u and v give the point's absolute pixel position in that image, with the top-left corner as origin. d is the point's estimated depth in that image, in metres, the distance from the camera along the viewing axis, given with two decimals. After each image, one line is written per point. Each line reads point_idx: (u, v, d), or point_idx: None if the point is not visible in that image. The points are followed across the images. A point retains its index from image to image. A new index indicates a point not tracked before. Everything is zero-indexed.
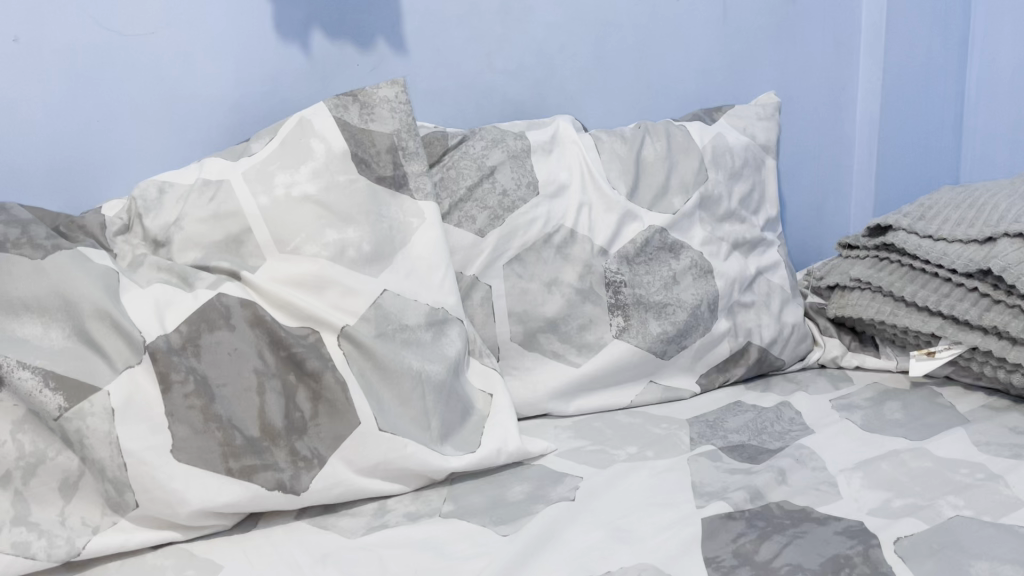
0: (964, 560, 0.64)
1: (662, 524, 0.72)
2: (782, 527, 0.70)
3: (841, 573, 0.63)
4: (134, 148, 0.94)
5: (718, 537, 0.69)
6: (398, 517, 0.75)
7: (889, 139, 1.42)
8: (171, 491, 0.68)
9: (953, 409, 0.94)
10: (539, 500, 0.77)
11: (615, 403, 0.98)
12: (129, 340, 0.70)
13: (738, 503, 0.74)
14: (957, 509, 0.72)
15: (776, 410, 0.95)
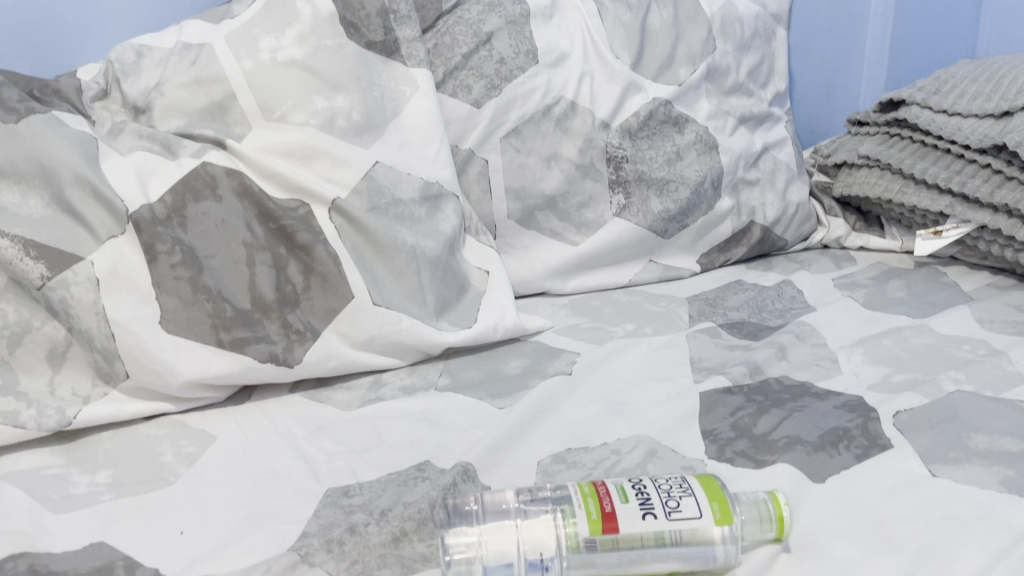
0: (963, 433, 0.64)
1: (660, 398, 0.71)
2: (780, 402, 0.69)
3: (840, 444, 0.63)
4: (107, 10, 0.89)
5: (715, 411, 0.68)
6: (394, 391, 0.75)
7: (905, 11, 1.36)
8: (161, 363, 0.67)
9: (956, 288, 0.92)
10: (537, 374, 0.77)
11: (614, 282, 0.96)
12: (111, 208, 0.67)
13: (736, 379, 0.73)
14: (957, 384, 0.71)
15: (778, 289, 0.94)
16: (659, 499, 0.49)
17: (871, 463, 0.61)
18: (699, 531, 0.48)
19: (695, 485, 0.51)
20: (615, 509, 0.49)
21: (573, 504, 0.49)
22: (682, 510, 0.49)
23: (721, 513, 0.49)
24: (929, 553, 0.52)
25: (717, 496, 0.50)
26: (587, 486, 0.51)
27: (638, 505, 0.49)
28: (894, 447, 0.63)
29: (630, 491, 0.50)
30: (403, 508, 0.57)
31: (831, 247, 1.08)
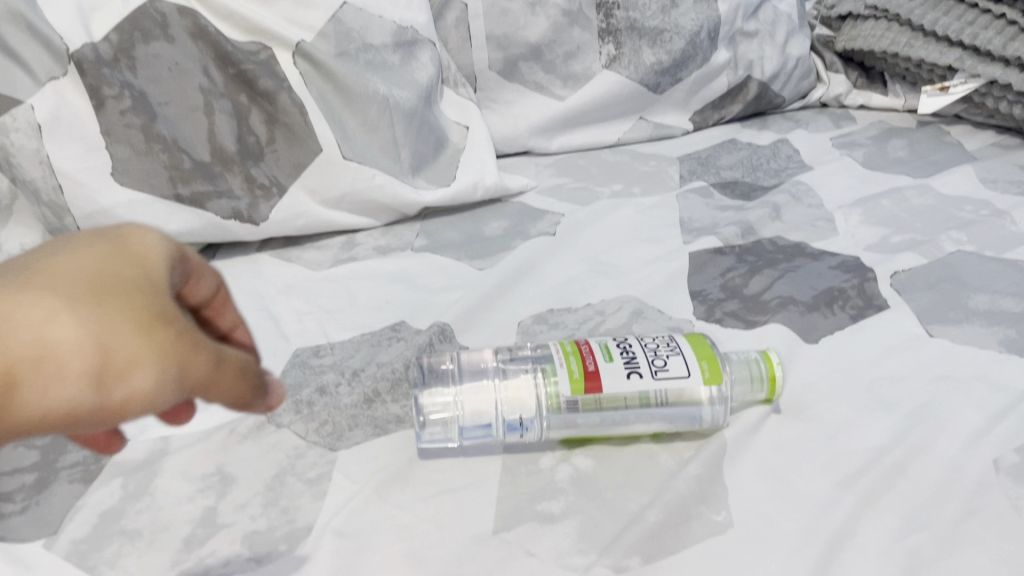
0: (962, 294, 0.61)
1: (647, 259, 0.68)
2: (774, 262, 0.66)
3: (834, 306, 0.60)
4: None
5: (705, 271, 0.65)
6: (367, 251, 0.71)
7: None
8: (115, 218, 0.63)
9: (959, 147, 0.88)
10: (519, 236, 0.72)
11: (602, 140, 0.91)
12: (52, 48, 0.60)
13: (728, 240, 0.69)
14: (958, 245, 0.67)
15: (774, 148, 0.89)
16: (646, 359, 0.46)
17: (866, 324, 0.58)
18: (686, 391, 0.46)
19: (683, 344, 0.48)
20: (598, 368, 0.46)
21: (555, 363, 0.46)
22: (670, 369, 0.46)
23: (710, 373, 0.46)
24: (925, 411, 0.49)
25: (705, 355, 0.47)
26: (570, 345, 0.48)
27: (623, 364, 0.46)
28: (890, 308, 0.60)
29: (615, 351, 0.47)
30: (376, 369, 0.54)
31: (830, 105, 1.03)
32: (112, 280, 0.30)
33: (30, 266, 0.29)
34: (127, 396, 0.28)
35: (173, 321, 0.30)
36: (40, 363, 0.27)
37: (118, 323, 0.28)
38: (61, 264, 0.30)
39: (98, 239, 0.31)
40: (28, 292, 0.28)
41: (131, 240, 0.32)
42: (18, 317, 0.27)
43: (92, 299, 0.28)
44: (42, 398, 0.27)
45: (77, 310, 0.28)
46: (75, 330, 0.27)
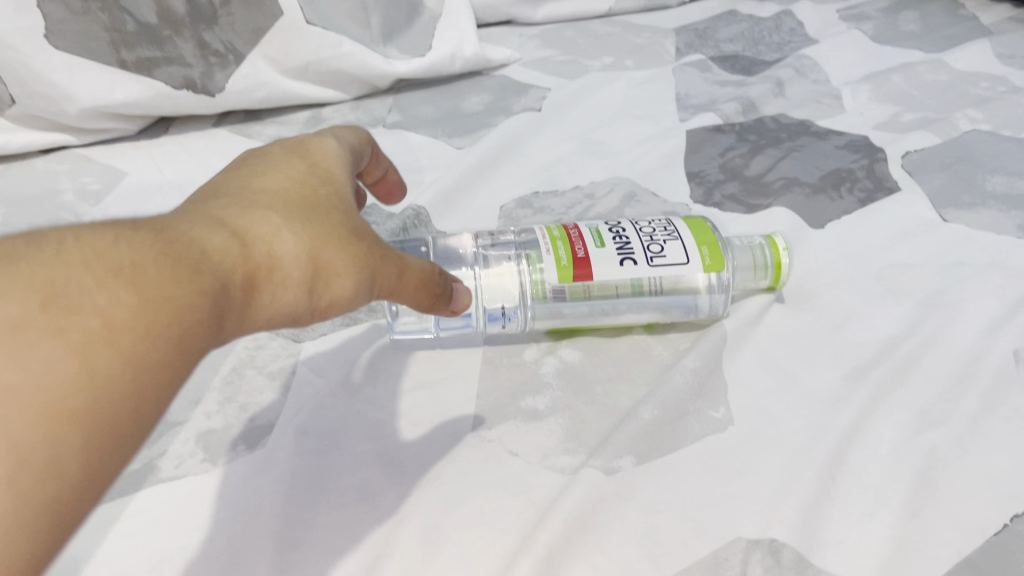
0: (978, 175, 0.56)
1: (639, 138, 0.62)
2: (776, 142, 0.61)
3: (841, 188, 0.55)
4: None
5: (703, 151, 0.60)
6: (335, 127, 0.65)
7: None
8: (53, 86, 0.57)
9: (974, 20, 0.82)
10: (500, 112, 0.66)
11: (592, 9, 0.84)
12: None
13: (728, 117, 0.64)
14: (974, 124, 0.62)
15: (776, 20, 0.82)
16: (640, 243, 0.41)
17: (876, 207, 0.54)
18: (683, 279, 0.41)
19: (682, 226, 0.43)
20: (589, 255, 0.40)
21: (541, 251, 0.41)
22: (667, 256, 0.41)
23: (711, 260, 0.41)
24: (939, 300, 0.45)
25: (708, 240, 0.42)
26: (555, 228, 0.42)
27: (616, 250, 0.41)
28: (902, 190, 0.55)
29: (606, 235, 0.42)
30: None
31: None
32: (316, 201, 0.32)
33: (245, 187, 0.32)
34: (342, 299, 0.31)
35: (370, 236, 0.32)
36: (275, 267, 0.29)
37: (328, 237, 0.31)
38: (268, 186, 0.32)
39: (290, 163, 0.34)
40: (255, 210, 0.30)
41: (317, 163, 0.35)
42: (254, 229, 0.29)
43: (302, 214, 0.31)
44: (279, 299, 0.29)
45: (295, 225, 0.30)
46: (298, 243, 0.30)
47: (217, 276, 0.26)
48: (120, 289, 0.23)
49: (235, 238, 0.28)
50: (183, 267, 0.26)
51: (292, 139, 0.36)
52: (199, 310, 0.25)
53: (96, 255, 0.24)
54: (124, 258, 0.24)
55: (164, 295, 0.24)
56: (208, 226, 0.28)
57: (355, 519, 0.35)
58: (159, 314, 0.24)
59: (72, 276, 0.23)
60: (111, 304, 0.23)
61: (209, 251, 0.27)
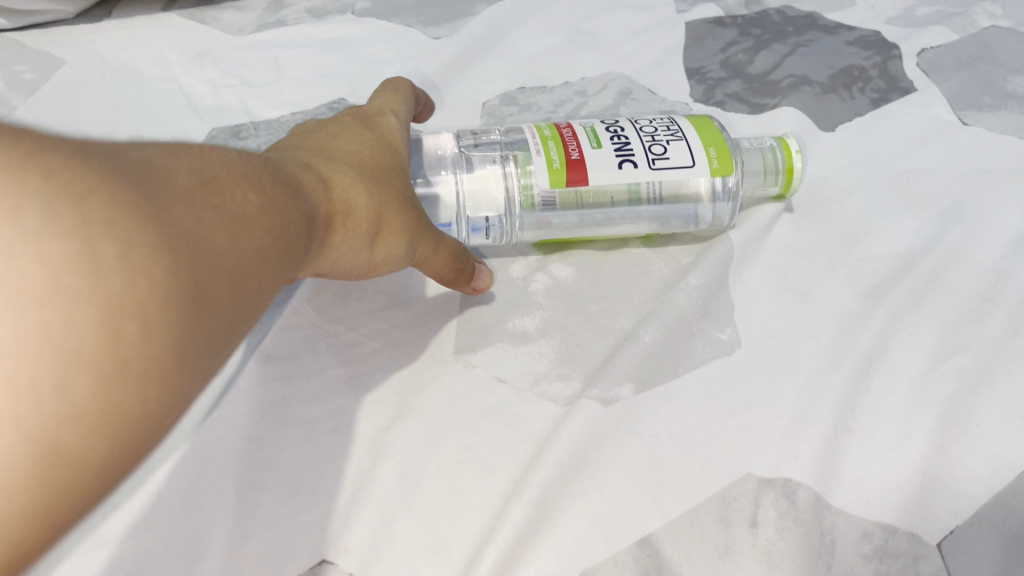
0: (998, 75, 0.52)
1: (636, 30, 0.56)
2: (782, 35, 0.56)
3: (853, 88, 0.51)
4: None
5: (703, 45, 0.55)
6: (298, 14, 0.57)
7: None
8: None
9: None
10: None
11: None
12: None
13: (731, 7, 0.58)
14: (993, 18, 0.57)
15: None
16: (641, 143, 0.37)
17: (890, 110, 0.49)
18: (686, 184, 0.37)
19: (688, 126, 0.38)
20: (583, 157, 0.36)
21: (531, 152, 0.37)
22: (671, 158, 0.36)
23: (718, 163, 0.37)
24: (959, 211, 0.41)
25: (715, 140, 0.37)
26: (546, 128, 0.38)
27: (614, 150, 0.36)
28: (917, 91, 0.51)
29: (603, 133, 0.37)
30: None
31: None
32: (387, 162, 0.33)
33: (321, 140, 0.33)
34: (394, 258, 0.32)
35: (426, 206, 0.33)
36: (351, 212, 0.30)
37: (398, 199, 0.32)
38: (345, 144, 0.33)
39: (363, 127, 0.35)
40: (336, 162, 0.31)
41: (390, 131, 0.35)
42: (336, 176, 0.30)
43: (375, 173, 0.32)
44: (344, 246, 0.30)
45: (371, 180, 0.31)
46: (373, 196, 0.31)
47: (308, 207, 0.28)
48: (247, 197, 0.25)
49: (321, 180, 0.29)
50: (286, 194, 0.27)
51: (364, 108, 0.37)
52: (296, 233, 0.26)
53: (227, 167, 0.25)
54: (246, 176, 0.26)
55: (273, 211, 0.26)
56: (301, 167, 0.29)
57: (325, 455, 0.32)
58: (269, 227, 0.25)
59: (213, 176, 0.24)
60: (241, 209, 0.24)
61: (297, 187, 0.28)
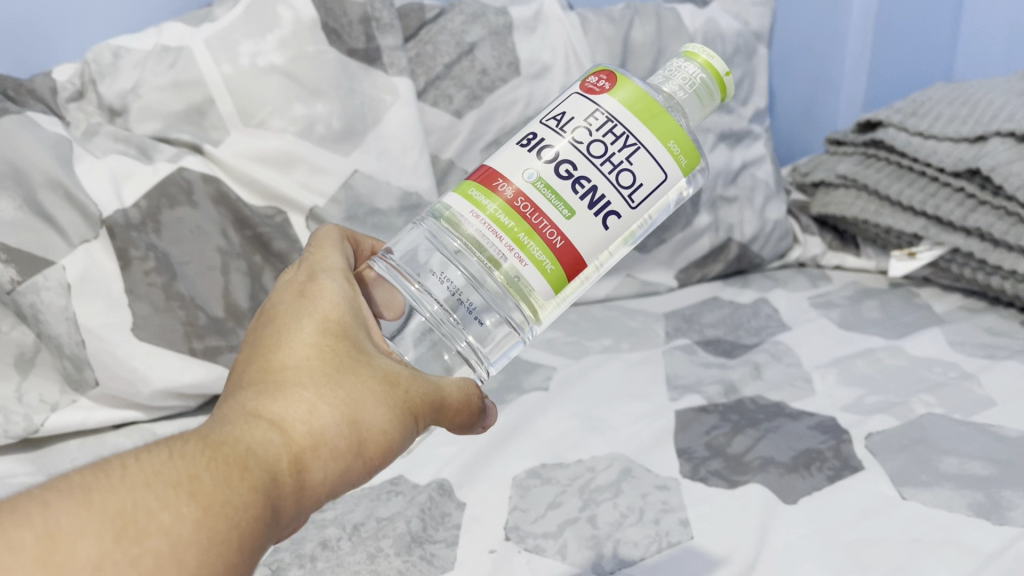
0: (933, 456, 0.64)
1: (635, 415, 0.71)
2: (755, 422, 0.69)
3: (811, 466, 0.63)
4: (82, 9, 0.87)
5: (690, 429, 0.68)
6: None
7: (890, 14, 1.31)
8: (133, 370, 0.67)
9: (929, 308, 0.94)
10: (513, 389, 0.76)
11: (592, 296, 0.96)
12: (85, 213, 0.68)
13: (711, 397, 0.73)
14: (928, 406, 0.71)
15: (754, 307, 0.94)
16: (609, 180, 0.42)
17: (842, 485, 0.61)
18: (668, 184, 0.43)
19: (630, 124, 0.43)
20: (569, 240, 0.42)
21: (515, 262, 0.41)
22: (643, 182, 0.42)
23: (682, 156, 0.43)
24: None
25: (671, 134, 0.43)
26: (508, 219, 0.42)
27: (586, 206, 0.42)
28: (866, 469, 0.63)
29: (564, 187, 0.42)
30: (377, 523, 0.57)
31: (807, 265, 1.10)
32: (345, 360, 0.36)
33: (269, 364, 0.36)
34: (387, 449, 0.36)
35: (396, 384, 0.37)
36: (320, 443, 0.33)
37: (361, 398, 0.35)
38: (291, 354, 0.36)
39: (304, 317, 0.38)
40: (288, 390, 0.34)
41: (328, 314, 0.38)
42: (291, 413, 0.34)
43: (333, 379, 0.35)
44: (330, 470, 0.34)
45: (327, 395, 0.34)
46: (334, 415, 0.34)
47: (265, 468, 0.31)
48: (180, 506, 0.28)
49: (276, 426, 0.33)
50: (234, 470, 0.30)
51: (296, 289, 0.40)
52: (253, 507, 0.30)
53: (155, 473, 0.29)
54: (178, 472, 0.29)
55: (219, 500, 0.29)
56: (252, 420, 0.33)
57: None
58: (216, 521, 0.29)
59: (138, 499, 0.28)
60: (174, 525, 0.28)
61: (251, 447, 0.31)
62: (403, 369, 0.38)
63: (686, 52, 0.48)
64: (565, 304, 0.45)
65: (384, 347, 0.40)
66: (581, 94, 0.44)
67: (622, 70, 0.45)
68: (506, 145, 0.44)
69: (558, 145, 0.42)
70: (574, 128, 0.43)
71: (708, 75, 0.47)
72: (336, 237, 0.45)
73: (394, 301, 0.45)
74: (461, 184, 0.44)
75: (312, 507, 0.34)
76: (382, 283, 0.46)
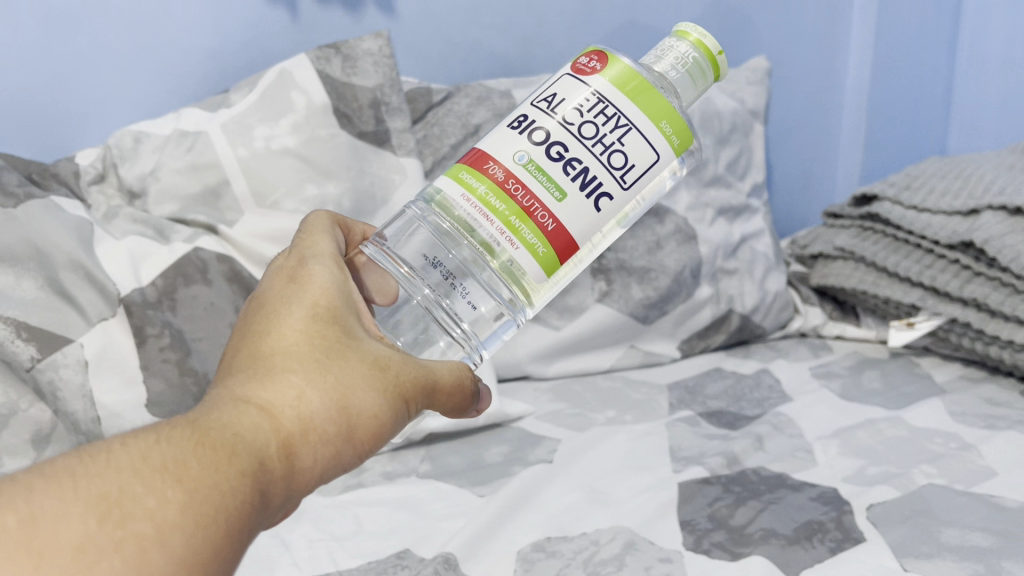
0: (935, 527, 0.64)
1: (639, 487, 0.71)
2: (757, 493, 0.70)
3: (813, 538, 0.64)
4: (107, 96, 0.91)
5: (693, 501, 0.69)
6: (375, 477, 0.75)
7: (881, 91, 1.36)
8: None
9: (929, 378, 0.95)
10: (518, 461, 0.77)
11: (596, 367, 0.98)
12: (103, 293, 0.71)
13: (714, 469, 0.74)
14: (929, 477, 0.71)
15: (756, 378, 0.95)
16: (600, 161, 0.44)
17: (844, 556, 0.61)
18: (662, 161, 0.45)
19: (620, 104, 0.45)
20: (560, 222, 0.44)
21: (507, 246, 0.44)
22: (635, 163, 0.44)
23: (674, 137, 0.45)
24: None
25: (661, 115, 0.45)
26: (498, 203, 0.44)
27: (576, 188, 0.44)
28: (867, 540, 0.63)
29: (555, 169, 0.44)
30: None
31: (808, 335, 1.12)
32: (332, 347, 0.38)
33: (258, 350, 0.38)
34: (376, 434, 0.38)
35: (386, 368, 0.39)
36: (309, 428, 0.35)
37: (348, 385, 0.37)
38: (280, 342, 0.38)
39: (293, 304, 0.39)
40: (277, 376, 0.36)
41: (317, 301, 0.40)
42: (280, 399, 0.35)
43: (320, 366, 0.37)
44: (320, 455, 0.36)
45: (315, 381, 0.36)
46: (323, 401, 0.36)
47: (253, 452, 0.33)
48: (166, 490, 0.29)
49: (264, 412, 0.34)
50: (221, 454, 0.31)
51: (285, 276, 0.42)
52: (241, 491, 0.31)
53: (141, 458, 0.30)
54: (165, 455, 0.30)
55: (206, 484, 0.30)
56: (240, 405, 0.34)
57: None
58: (202, 505, 0.29)
59: (123, 483, 0.28)
60: (159, 508, 0.28)
61: (239, 431, 0.33)
62: (389, 354, 0.40)
63: (677, 32, 0.50)
64: (559, 287, 0.48)
65: (372, 330, 0.42)
66: (572, 75, 0.47)
67: (612, 50, 0.47)
68: (499, 126, 0.46)
69: (548, 127, 0.45)
70: (564, 109, 0.45)
71: (700, 54, 0.49)
72: (326, 222, 0.47)
73: (385, 286, 0.48)
74: (453, 168, 0.46)
75: (301, 491, 0.35)
76: (373, 269, 0.49)
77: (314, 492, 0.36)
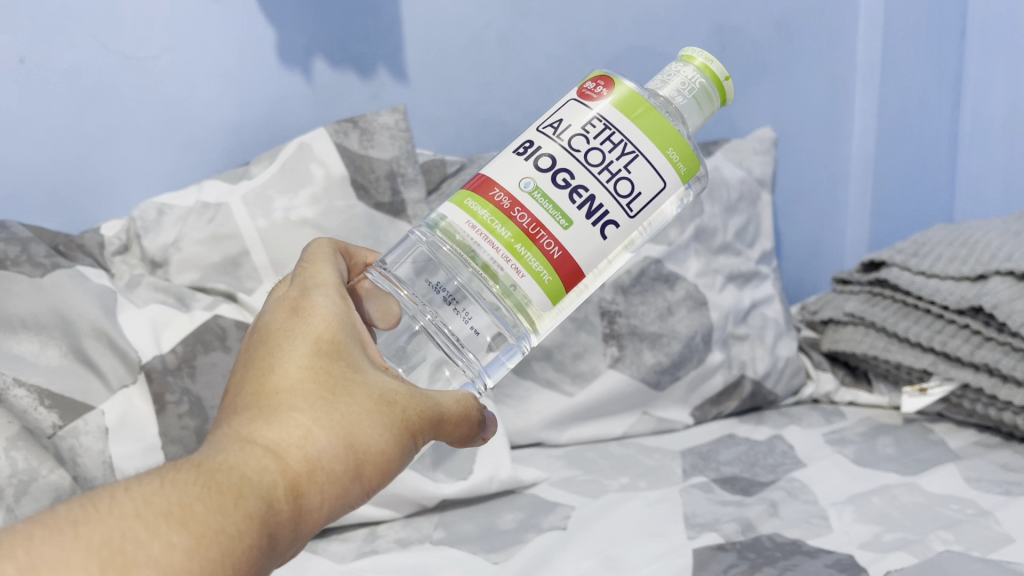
0: None
1: (653, 554, 0.71)
2: (772, 559, 0.70)
3: None
4: (132, 171, 0.94)
5: (708, 568, 0.68)
6: (388, 543, 0.75)
7: (885, 158, 1.39)
8: None
9: (944, 445, 0.94)
10: (531, 528, 0.77)
11: (608, 434, 0.98)
12: (125, 359, 0.72)
13: (729, 535, 0.73)
14: (947, 544, 0.71)
15: (769, 444, 0.95)
16: (607, 189, 0.46)
17: None
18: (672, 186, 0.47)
19: (626, 130, 0.47)
20: (565, 250, 0.46)
21: (511, 272, 0.46)
22: (641, 191, 0.47)
23: (686, 168, 0.48)
24: None
25: (668, 142, 0.47)
26: (501, 227, 0.46)
27: (584, 216, 0.46)
28: None
29: (561, 198, 0.46)
30: None
31: (820, 401, 1.12)
32: (334, 386, 0.40)
33: (262, 389, 0.39)
34: (380, 470, 0.40)
35: (393, 404, 0.41)
36: (316, 468, 0.37)
37: (353, 422, 0.39)
38: (285, 380, 0.40)
39: (296, 342, 0.41)
40: (282, 417, 0.38)
41: (320, 336, 0.42)
42: (288, 439, 0.37)
43: (323, 405, 0.39)
44: (325, 495, 0.37)
45: (321, 420, 0.38)
46: (329, 440, 0.38)
47: (263, 494, 0.34)
48: (172, 534, 0.30)
49: (270, 452, 0.36)
50: (228, 497, 0.33)
51: (288, 309, 0.44)
52: (247, 534, 0.33)
53: (145, 502, 0.31)
54: (170, 500, 0.32)
55: (211, 528, 0.32)
56: (246, 447, 0.36)
57: None
58: (209, 549, 0.31)
59: (126, 530, 0.30)
60: (164, 553, 0.30)
61: (248, 473, 0.35)
62: (391, 386, 0.42)
63: (685, 58, 0.53)
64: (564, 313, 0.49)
65: (376, 359, 0.45)
66: (578, 99, 0.49)
67: (618, 75, 0.50)
68: (505, 153, 0.49)
69: (554, 152, 0.47)
70: (570, 135, 0.47)
71: (707, 79, 0.52)
72: (327, 252, 0.49)
73: (387, 311, 0.50)
74: (457, 196, 0.48)
75: (309, 531, 0.37)
76: (374, 295, 0.51)
77: (321, 530, 0.38)
